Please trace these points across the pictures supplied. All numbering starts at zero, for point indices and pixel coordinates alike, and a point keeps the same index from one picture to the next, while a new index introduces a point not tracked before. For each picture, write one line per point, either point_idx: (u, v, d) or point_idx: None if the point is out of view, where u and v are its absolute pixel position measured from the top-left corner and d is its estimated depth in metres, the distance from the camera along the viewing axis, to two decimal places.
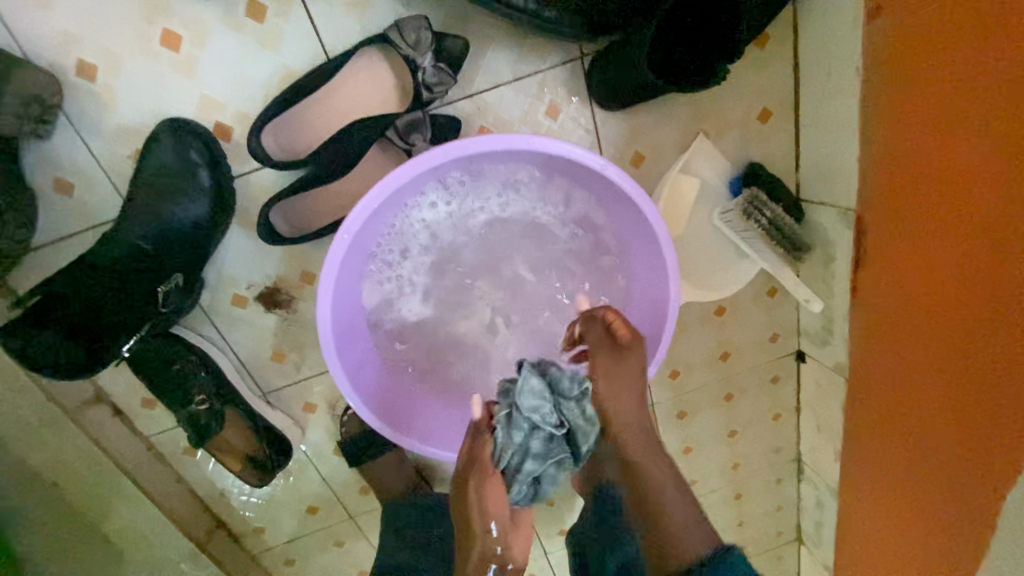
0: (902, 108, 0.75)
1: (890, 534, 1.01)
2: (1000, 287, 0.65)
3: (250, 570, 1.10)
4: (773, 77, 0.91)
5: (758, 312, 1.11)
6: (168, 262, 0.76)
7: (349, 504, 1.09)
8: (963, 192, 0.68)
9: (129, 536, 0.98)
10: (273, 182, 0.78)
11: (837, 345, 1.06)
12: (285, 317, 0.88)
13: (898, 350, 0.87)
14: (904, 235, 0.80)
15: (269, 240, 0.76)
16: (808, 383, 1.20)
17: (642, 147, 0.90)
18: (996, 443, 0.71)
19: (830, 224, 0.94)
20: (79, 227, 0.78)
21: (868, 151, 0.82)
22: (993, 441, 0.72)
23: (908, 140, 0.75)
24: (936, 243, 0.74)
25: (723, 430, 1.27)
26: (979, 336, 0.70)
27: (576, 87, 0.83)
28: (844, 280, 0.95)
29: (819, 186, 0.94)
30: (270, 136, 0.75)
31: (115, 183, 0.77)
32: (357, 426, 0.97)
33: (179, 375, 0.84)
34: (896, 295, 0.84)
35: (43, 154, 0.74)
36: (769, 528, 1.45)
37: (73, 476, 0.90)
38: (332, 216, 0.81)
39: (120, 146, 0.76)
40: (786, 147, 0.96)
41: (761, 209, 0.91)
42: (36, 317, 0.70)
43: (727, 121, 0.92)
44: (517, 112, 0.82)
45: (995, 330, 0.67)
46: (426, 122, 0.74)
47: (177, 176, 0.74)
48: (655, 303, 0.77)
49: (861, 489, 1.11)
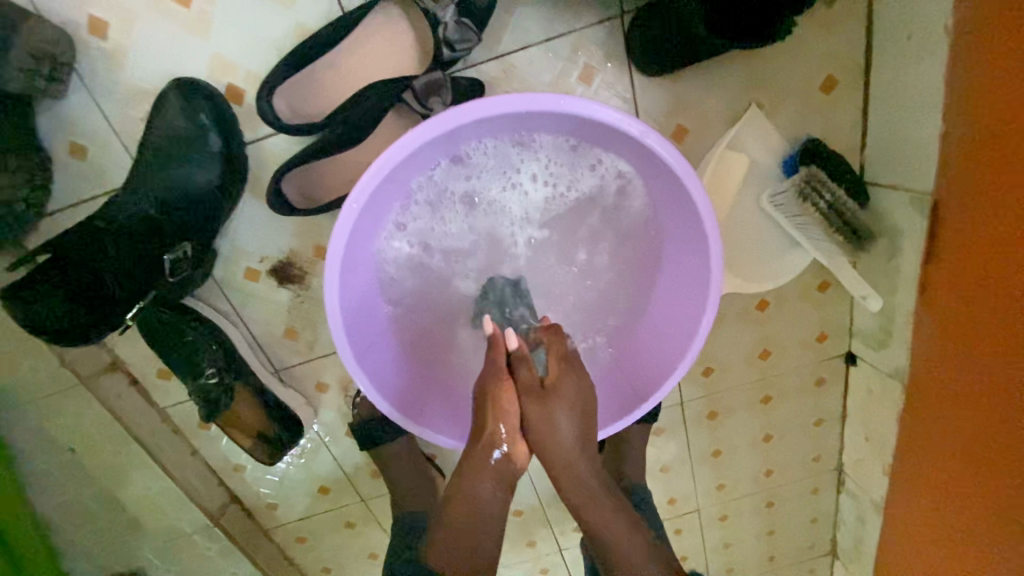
0: (997, 78, 0.63)
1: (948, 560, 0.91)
2: None
3: (262, 545, 1.10)
4: (842, 40, 0.80)
5: (806, 307, 1.01)
6: (174, 229, 0.73)
7: (360, 487, 1.07)
8: None
9: (145, 504, 0.99)
10: (286, 150, 0.74)
11: (896, 347, 0.95)
12: (298, 293, 0.85)
13: (970, 360, 0.77)
14: (986, 227, 0.69)
15: (281, 211, 0.72)
16: (858, 388, 1.09)
17: (686, 120, 0.81)
18: None
19: (899, 211, 0.82)
20: (92, 193, 0.76)
21: (954, 127, 0.71)
22: None
23: (999, 116, 0.64)
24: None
25: (757, 434, 1.18)
26: None
27: (613, 49, 0.75)
28: (910, 276, 0.85)
29: (889, 167, 0.83)
30: (283, 99, 0.70)
31: (127, 146, 0.74)
32: (369, 409, 0.94)
33: (189, 348, 0.81)
34: (972, 298, 0.74)
35: (57, 115, 0.72)
36: (802, 539, 1.36)
37: (91, 442, 0.91)
38: (345, 188, 0.77)
39: (133, 109, 0.73)
40: (851, 122, 0.85)
41: (819, 190, 0.81)
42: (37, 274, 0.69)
43: (784, 91, 0.81)
44: (547, 76, 0.75)
45: None
46: (445, 84, 0.67)
47: (185, 140, 0.71)
48: (692, 290, 0.69)
49: (911, 507, 1.01)
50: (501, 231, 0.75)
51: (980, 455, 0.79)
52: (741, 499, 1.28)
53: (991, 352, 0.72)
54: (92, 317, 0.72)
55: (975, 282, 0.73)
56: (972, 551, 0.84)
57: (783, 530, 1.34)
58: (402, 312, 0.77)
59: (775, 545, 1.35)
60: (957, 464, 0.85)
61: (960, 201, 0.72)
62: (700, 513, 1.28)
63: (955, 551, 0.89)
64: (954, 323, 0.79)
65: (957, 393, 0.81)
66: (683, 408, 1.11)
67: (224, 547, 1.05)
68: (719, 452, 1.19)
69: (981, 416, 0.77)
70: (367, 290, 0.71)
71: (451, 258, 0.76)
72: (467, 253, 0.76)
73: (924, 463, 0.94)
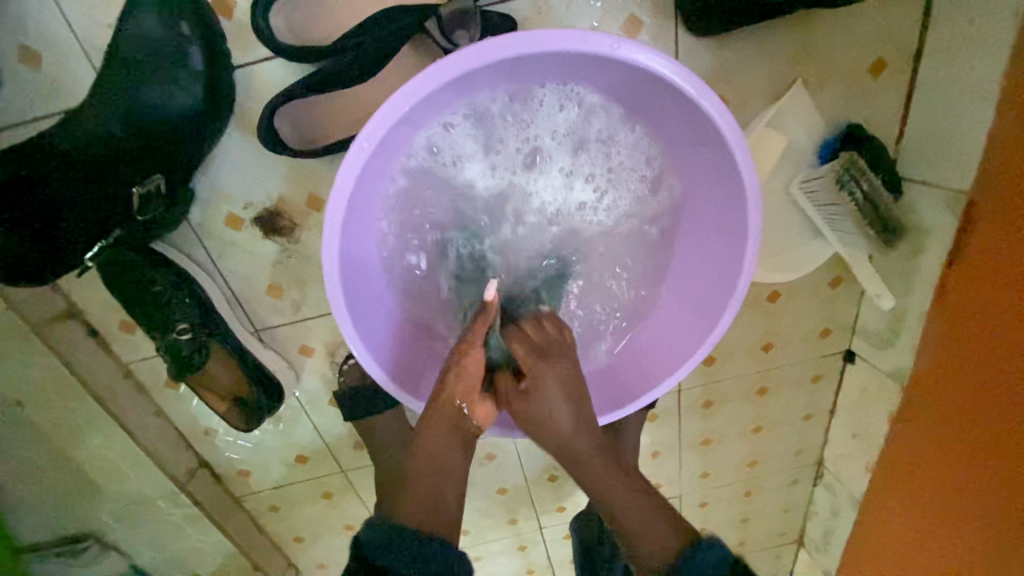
0: None
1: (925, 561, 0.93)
2: None
3: (232, 513, 1.04)
4: (898, 20, 0.75)
5: (816, 302, 0.99)
6: (147, 159, 0.63)
7: (341, 458, 1.01)
8: None
9: (103, 465, 0.90)
10: (282, 79, 0.64)
11: (900, 349, 0.94)
12: (284, 247, 0.76)
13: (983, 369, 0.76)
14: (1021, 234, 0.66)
15: (274, 148, 0.63)
16: (852, 386, 1.09)
17: (727, 90, 0.74)
18: None
19: (929, 210, 0.79)
20: (47, 109, 0.64)
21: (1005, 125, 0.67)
22: None
23: None
24: None
25: (748, 425, 1.17)
26: None
27: (660, 0, 0.68)
28: (929, 278, 0.83)
29: (925, 162, 0.79)
30: (282, 17, 0.60)
31: (92, 57, 0.63)
32: (357, 378, 0.87)
33: (158, 299, 0.73)
34: (992, 303, 0.72)
35: (4, 9, 0.60)
36: (774, 528, 1.39)
37: (42, 395, 0.82)
38: (349, 130, 0.68)
39: (100, 11, 0.61)
40: (892, 111, 0.80)
41: (858, 179, 0.77)
42: None
43: (832, 70, 0.76)
44: (585, 24, 0.67)
45: None
46: (476, 16, 0.58)
47: (161, 52, 0.60)
48: (721, 274, 0.65)
49: (890, 506, 1.02)
50: (519, 194, 0.68)
51: (974, 458, 0.80)
52: (722, 487, 1.29)
53: (1005, 359, 0.71)
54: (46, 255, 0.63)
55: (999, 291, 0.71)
56: (951, 548, 0.86)
57: (757, 518, 1.36)
58: (403, 274, 0.69)
59: (747, 531, 1.37)
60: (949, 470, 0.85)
61: (996, 201, 0.69)
62: (681, 499, 1.28)
63: (932, 546, 0.91)
64: (968, 325, 0.77)
65: (959, 395, 0.81)
66: (680, 396, 1.09)
67: (190, 514, 0.98)
68: (709, 440, 1.18)
69: (981, 420, 0.77)
70: (370, 249, 0.63)
71: (462, 222, 0.69)
72: (481, 218, 0.69)
73: (912, 466, 0.95)
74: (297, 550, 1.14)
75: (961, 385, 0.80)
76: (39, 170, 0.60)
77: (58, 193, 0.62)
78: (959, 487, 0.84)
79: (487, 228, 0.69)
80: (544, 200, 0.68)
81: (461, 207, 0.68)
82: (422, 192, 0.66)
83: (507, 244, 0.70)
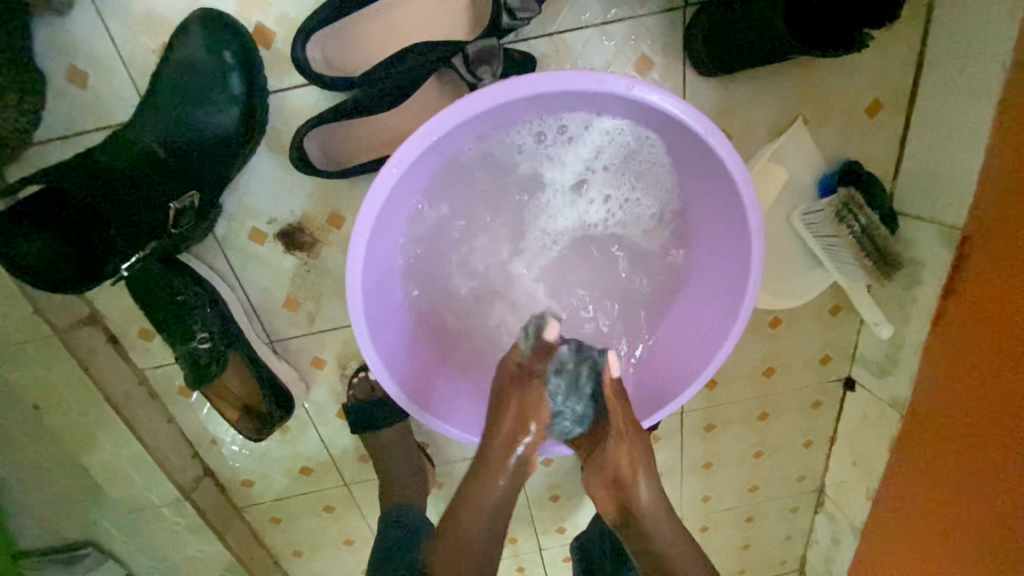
0: None
1: None
2: None
3: (233, 523, 1.04)
4: (892, 65, 0.80)
5: (816, 329, 1.01)
6: (183, 176, 0.66)
7: (345, 471, 1.02)
8: None
9: (110, 471, 0.91)
10: (314, 105, 0.68)
11: (898, 377, 0.96)
12: (304, 262, 0.80)
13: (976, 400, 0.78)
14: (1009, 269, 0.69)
15: (303, 168, 0.66)
16: (852, 413, 1.11)
17: (731, 126, 0.79)
18: None
19: (925, 243, 0.83)
20: (90, 126, 0.68)
21: (992, 165, 0.71)
22: None
23: None
24: None
25: (749, 450, 1.18)
26: None
27: (670, 42, 0.72)
28: (925, 309, 0.85)
29: (920, 198, 0.83)
30: (318, 48, 0.64)
31: (136, 79, 0.67)
32: (366, 391, 0.89)
33: (182, 308, 0.75)
34: (983, 336, 0.75)
35: (58, 33, 0.64)
36: (775, 555, 1.38)
37: (57, 400, 0.83)
38: (374, 154, 0.71)
39: (147, 38, 0.66)
40: (888, 149, 0.85)
41: (855, 214, 0.80)
42: (20, 211, 0.61)
43: (831, 110, 0.80)
44: (600, 62, 0.72)
45: None
46: (499, 53, 0.62)
47: (205, 77, 0.63)
48: (725, 299, 0.67)
49: (890, 534, 1.03)
50: (533, 218, 0.71)
51: (966, 486, 0.82)
52: (723, 512, 1.28)
53: (995, 391, 0.74)
54: (81, 266, 0.64)
55: (990, 323, 0.74)
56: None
57: (757, 544, 1.36)
58: (419, 292, 0.71)
59: (748, 558, 1.37)
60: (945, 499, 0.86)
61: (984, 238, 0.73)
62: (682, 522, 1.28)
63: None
64: (960, 356, 0.80)
65: (953, 424, 0.83)
66: (682, 418, 1.10)
67: (192, 524, 0.99)
68: (710, 464, 1.19)
69: (973, 449, 0.79)
70: (392, 268, 0.66)
71: (480, 246, 0.72)
72: (499, 241, 0.72)
73: (910, 494, 0.96)
74: (295, 564, 1.13)
75: (955, 415, 0.82)
76: (80, 183, 0.62)
77: (97, 205, 0.64)
78: (953, 517, 0.85)
79: (504, 251, 0.72)
80: (558, 225, 0.71)
81: (480, 230, 0.71)
82: (444, 215, 0.69)
83: (524, 266, 0.73)
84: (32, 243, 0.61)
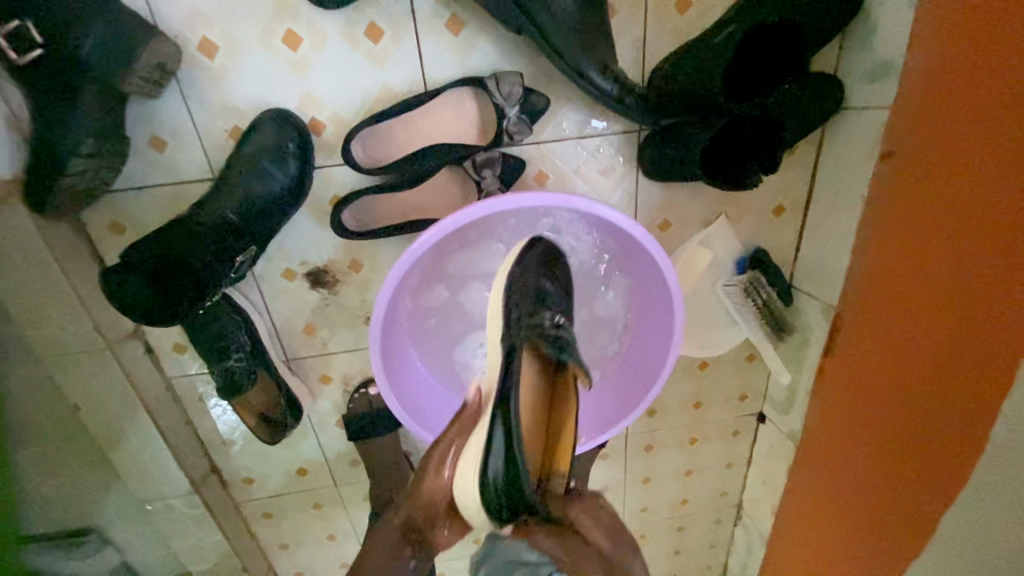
0: (907, 202, 0.84)
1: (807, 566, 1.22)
2: (941, 354, 0.80)
3: (230, 515, 1.19)
4: (794, 177, 1.02)
5: (735, 372, 1.26)
6: (243, 232, 0.82)
7: (336, 473, 1.19)
8: (928, 275, 0.81)
9: (131, 464, 1.04)
10: (347, 180, 0.87)
11: (795, 415, 1.22)
12: (325, 296, 0.97)
13: (856, 413, 1.01)
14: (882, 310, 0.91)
15: (340, 232, 0.85)
16: (763, 442, 1.36)
17: (670, 216, 1.02)
18: (911, 490, 0.89)
19: (812, 314, 1.08)
20: (162, 181, 0.85)
21: (862, 253, 0.94)
22: (909, 488, 0.90)
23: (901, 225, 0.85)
24: (900, 315, 0.87)
25: (680, 468, 1.41)
26: (933, 399, 0.83)
27: (629, 153, 0.93)
28: (814, 365, 1.11)
29: (810, 280, 1.07)
30: (358, 144, 0.82)
31: (206, 149, 0.83)
32: (363, 405, 1.07)
33: (221, 331, 0.92)
34: (979, 177, 0.71)
35: (147, 110, 0.80)
36: (700, 561, 1.63)
37: (99, 401, 0.96)
38: (391, 219, 0.88)
39: (220, 120, 0.82)
40: (790, 240, 1.08)
41: (759, 290, 1.06)
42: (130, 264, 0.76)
43: (747, 208, 1.03)
44: (574, 164, 0.93)
45: (941, 393, 0.81)
46: (498, 160, 0.85)
47: (267, 156, 0.80)
48: (655, 348, 0.93)
49: (787, 533, 1.29)
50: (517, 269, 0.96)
51: (982, 393, 0.75)
52: (658, 521, 1.51)
53: (872, 407, 0.96)
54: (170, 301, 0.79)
55: (867, 351, 0.96)
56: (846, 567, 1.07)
57: (686, 550, 1.59)
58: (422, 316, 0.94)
59: (677, 562, 1.60)
60: (822, 480, 1.13)
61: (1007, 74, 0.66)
62: None
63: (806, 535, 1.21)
64: (961, 208, 0.74)
65: (939, 317, 0.80)
66: (626, 439, 1.31)
67: (198, 514, 1.12)
68: (648, 479, 1.41)
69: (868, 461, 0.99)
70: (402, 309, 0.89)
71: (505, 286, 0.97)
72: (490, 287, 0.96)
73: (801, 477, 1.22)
74: (280, 555, 1.30)
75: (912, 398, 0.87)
76: (172, 237, 0.78)
77: (184, 251, 0.78)
78: (840, 505, 1.08)
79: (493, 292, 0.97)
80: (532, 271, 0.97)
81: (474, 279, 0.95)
82: (472, 256, 0.94)
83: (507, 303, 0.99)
84: (139, 288, 0.77)
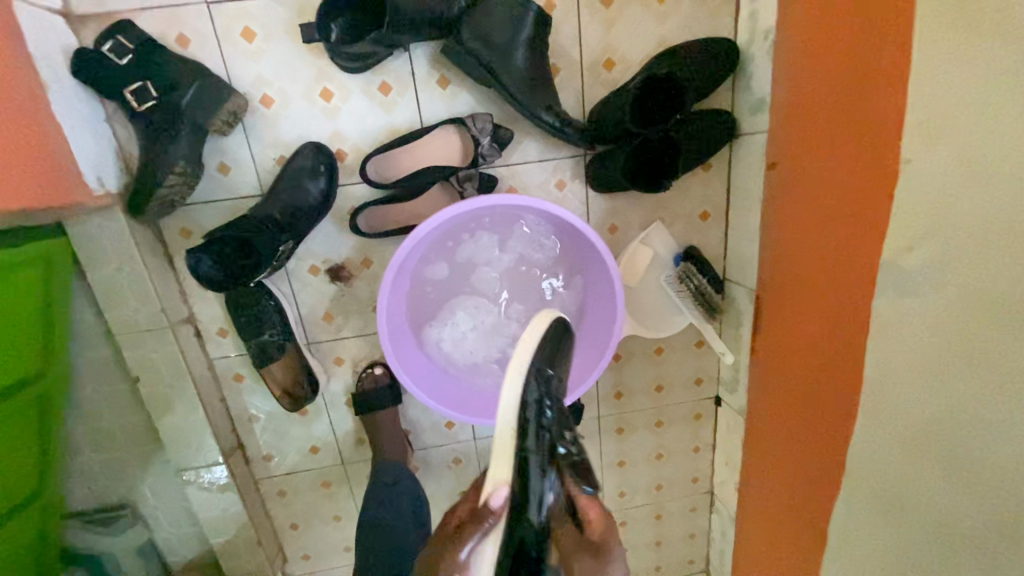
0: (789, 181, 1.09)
1: (763, 520, 1.35)
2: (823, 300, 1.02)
3: (250, 490, 1.35)
4: (714, 189, 1.29)
5: (688, 357, 1.46)
6: (285, 229, 1.08)
7: (344, 450, 1.37)
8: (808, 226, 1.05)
9: (173, 434, 1.23)
10: (362, 194, 1.15)
11: (741, 392, 1.40)
12: (341, 288, 1.22)
13: (779, 362, 1.20)
14: (785, 269, 1.13)
15: (355, 232, 1.11)
16: (722, 424, 1.53)
17: (617, 222, 1.28)
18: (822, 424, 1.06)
19: (741, 299, 1.31)
20: (224, 197, 1.12)
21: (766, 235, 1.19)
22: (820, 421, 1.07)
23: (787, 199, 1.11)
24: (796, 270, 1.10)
25: (651, 452, 1.57)
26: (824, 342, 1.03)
27: (578, 172, 1.21)
28: (748, 342, 1.31)
29: (736, 271, 1.31)
30: (371, 166, 1.11)
31: (259, 172, 1.12)
32: (370, 383, 1.28)
33: (259, 312, 1.16)
34: (828, 158, 0.96)
35: (218, 144, 1.09)
36: (682, 554, 1.72)
37: (155, 375, 1.18)
38: (394, 224, 1.16)
39: (271, 151, 1.11)
40: (718, 240, 1.34)
41: (691, 278, 1.29)
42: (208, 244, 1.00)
43: (678, 214, 1.30)
44: (536, 180, 1.20)
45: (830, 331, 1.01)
46: (476, 176, 1.12)
47: (307, 174, 1.08)
48: (605, 323, 1.16)
49: (750, 504, 1.43)
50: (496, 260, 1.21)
51: (847, 344, 0.96)
52: (637, 508, 1.64)
53: (788, 351, 1.16)
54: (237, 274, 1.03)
55: (780, 305, 1.17)
56: (789, 516, 1.20)
57: (667, 540, 1.70)
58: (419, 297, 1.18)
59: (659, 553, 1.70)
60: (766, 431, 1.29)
61: (831, 117, 0.95)
62: None
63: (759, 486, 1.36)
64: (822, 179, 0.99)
65: (817, 270, 1.03)
66: (599, 421, 1.49)
67: (223, 485, 1.29)
68: (623, 463, 1.56)
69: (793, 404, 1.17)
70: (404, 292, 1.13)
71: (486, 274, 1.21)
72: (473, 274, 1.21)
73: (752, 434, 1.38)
74: (290, 535, 1.44)
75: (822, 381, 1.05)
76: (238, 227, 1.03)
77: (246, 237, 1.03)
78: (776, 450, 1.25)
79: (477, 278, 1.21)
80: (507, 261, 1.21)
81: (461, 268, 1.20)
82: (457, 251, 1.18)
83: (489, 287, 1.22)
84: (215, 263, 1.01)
